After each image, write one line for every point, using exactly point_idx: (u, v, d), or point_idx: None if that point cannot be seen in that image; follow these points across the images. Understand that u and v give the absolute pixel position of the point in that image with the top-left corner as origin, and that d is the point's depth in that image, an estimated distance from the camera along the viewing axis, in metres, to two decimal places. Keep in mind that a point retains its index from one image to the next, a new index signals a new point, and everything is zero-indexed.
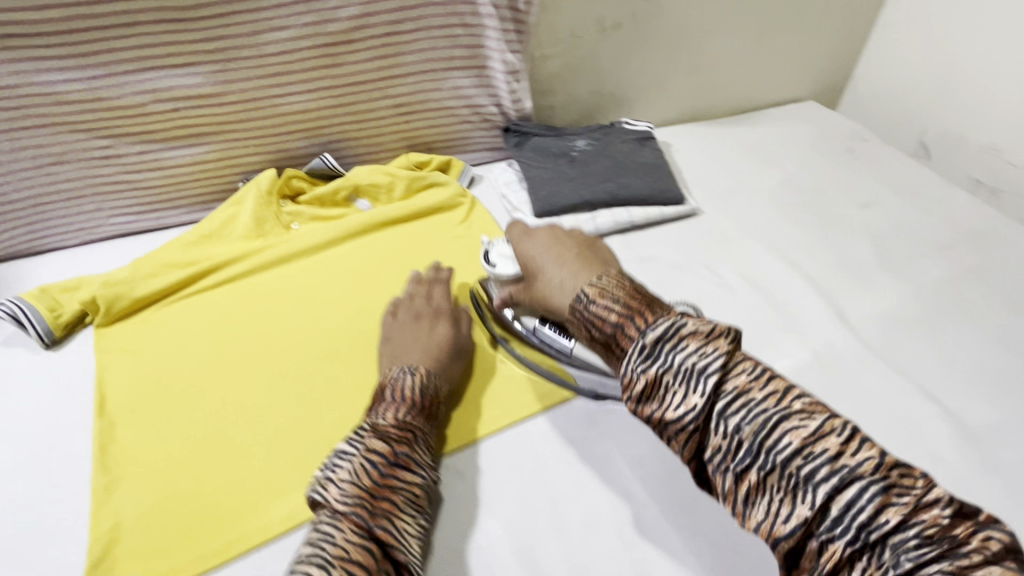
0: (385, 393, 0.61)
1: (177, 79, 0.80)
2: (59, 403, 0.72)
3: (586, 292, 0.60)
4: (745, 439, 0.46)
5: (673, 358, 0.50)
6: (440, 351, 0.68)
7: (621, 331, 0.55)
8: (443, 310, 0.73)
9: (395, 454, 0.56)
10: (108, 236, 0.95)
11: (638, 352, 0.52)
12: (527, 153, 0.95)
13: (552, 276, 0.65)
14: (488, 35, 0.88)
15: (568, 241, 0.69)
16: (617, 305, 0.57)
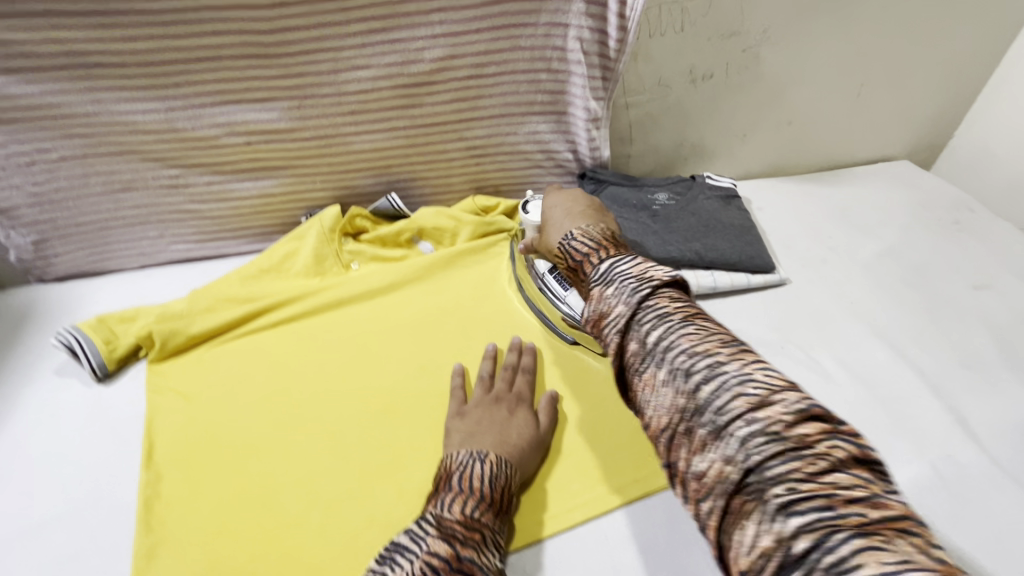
0: (452, 479, 0.57)
1: (254, 114, 0.77)
2: (106, 444, 0.68)
3: (573, 231, 0.64)
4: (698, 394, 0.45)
5: (653, 332, 0.50)
6: (518, 442, 0.64)
7: (586, 261, 0.60)
8: (524, 397, 0.70)
9: (460, 559, 0.48)
10: (168, 261, 0.93)
11: (600, 276, 0.56)
12: (605, 204, 0.90)
13: (554, 221, 0.70)
14: (574, 82, 0.83)
15: (585, 203, 0.71)
16: (593, 243, 0.61)
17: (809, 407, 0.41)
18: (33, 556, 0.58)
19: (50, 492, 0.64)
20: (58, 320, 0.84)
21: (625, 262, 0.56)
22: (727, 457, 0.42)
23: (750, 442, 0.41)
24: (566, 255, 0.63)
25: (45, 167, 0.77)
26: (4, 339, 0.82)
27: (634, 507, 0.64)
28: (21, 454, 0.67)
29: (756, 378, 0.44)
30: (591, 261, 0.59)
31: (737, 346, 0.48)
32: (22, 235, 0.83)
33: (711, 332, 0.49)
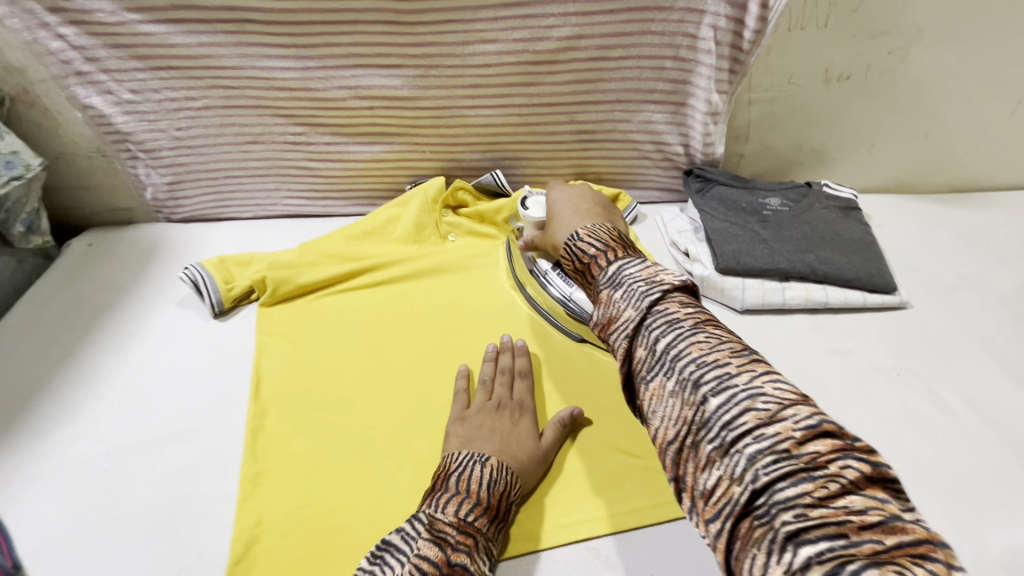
0: (450, 479, 0.55)
1: (381, 80, 0.80)
2: (219, 374, 0.73)
3: (579, 231, 0.61)
4: (725, 452, 0.40)
5: (653, 331, 0.48)
6: (520, 449, 0.61)
7: (595, 264, 0.57)
8: (527, 405, 0.67)
9: (451, 564, 0.48)
10: (279, 214, 0.98)
11: (608, 280, 0.53)
12: (711, 203, 0.86)
13: (563, 219, 0.69)
14: (700, 73, 0.80)
15: (591, 199, 0.72)
16: (599, 244, 0.58)
17: (818, 423, 0.38)
18: (152, 465, 0.63)
19: (169, 411, 0.69)
20: (181, 257, 0.92)
21: (646, 276, 0.52)
22: (736, 475, 0.39)
23: (759, 461, 0.38)
24: (573, 258, 0.60)
25: (188, 114, 0.83)
26: (136, 268, 0.90)
27: None
28: (145, 373, 0.74)
29: (766, 393, 0.40)
30: (597, 264, 0.56)
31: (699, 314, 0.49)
32: (159, 174, 0.91)
33: (720, 344, 0.45)
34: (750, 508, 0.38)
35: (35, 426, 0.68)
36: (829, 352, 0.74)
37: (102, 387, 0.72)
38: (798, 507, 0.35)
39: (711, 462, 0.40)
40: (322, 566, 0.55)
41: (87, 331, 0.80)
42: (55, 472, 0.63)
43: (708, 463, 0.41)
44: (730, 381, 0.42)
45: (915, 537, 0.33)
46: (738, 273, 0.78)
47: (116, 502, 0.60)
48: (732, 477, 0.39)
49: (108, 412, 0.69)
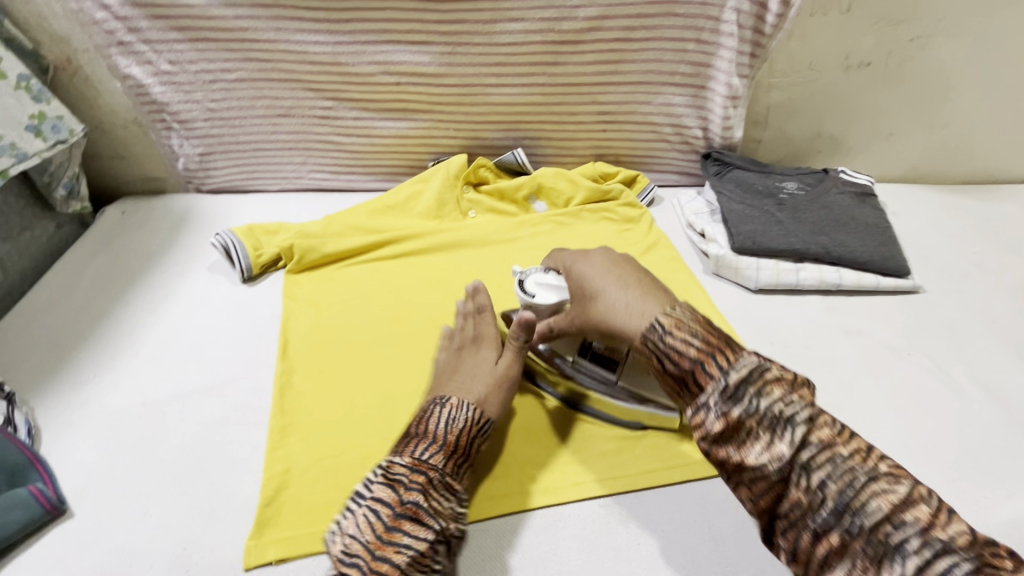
0: (411, 424, 0.58)
1: (409, 56, 0.82)
2: (249, 334, 0.77)
3: (660, 321, 0.51)
4: (829, 497, 0.41)
5: (756, 400, 0.45)
6: (481, 380, 0.62)
7: (701, 370, 0.47)
8: (488, 337, 0.68)
9: (402, 503, 0.51)
10: (304, 188, 1.01)
11: (722, 394, 0.46)
12: (728, 185, 0.88)
13: (613, 299, 0.57)
14: (722, 56, 0.81)
15: (631, 266, 0.61)
16: (697, 342, 0.48)
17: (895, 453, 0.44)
18: (186, 416, 0.67)
19: (201, 368, 0.72)
20: (211, 226, 0.95)
21: (762, 381, 0.45)
22: (840, 506, 0.41)
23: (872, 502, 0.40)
24: (665, 360, 0.49)
25: (223, 86, 0.86)
26: (168, 235, 0.93)
27: None
28: (178, 332, 0.77)
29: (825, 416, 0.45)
30: (706, 371, 0.47)
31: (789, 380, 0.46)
32: (192, 145, 0.94)
33: (782, 372, 0.47)
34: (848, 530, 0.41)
35: (74, 377, 0.71)
36: (841, 331, 0.75)
37: (136, 345, 0.75)
38: (907, 527, 0.39)
39: (802, 492, 0.43)
40: None
41: (122, 292, 0.83)
42: (93, 420, 0.66)
43: (812, 511, 0.42)
44: (797, 408, 0.44)
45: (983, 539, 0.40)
46: (753, 252, 0.80)
47: (152, 449, 0.63)
48: (825, 499, 0.42)
49: (143, 367, 0.72)
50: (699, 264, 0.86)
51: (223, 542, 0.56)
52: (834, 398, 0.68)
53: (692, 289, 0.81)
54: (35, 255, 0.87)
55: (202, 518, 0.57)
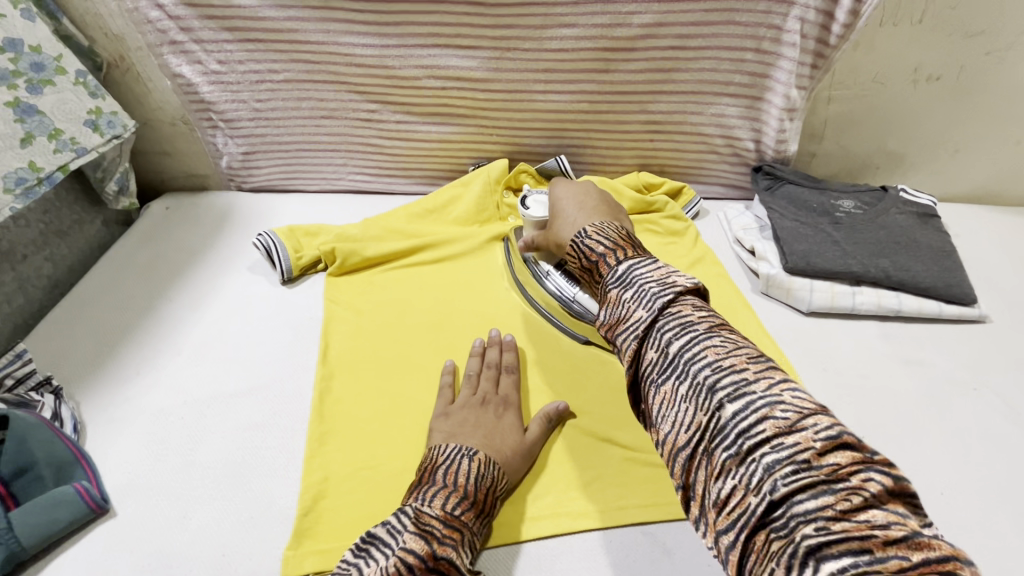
0: (437, 473, 0.54)
1: (456, 60, 0.81)
2: (289, 336, 0.76)
3: (586, 230, 0.60)
4: (746, 464, 0.37)
5: (664, 334, 0.46)
6: (505, 442, 0.60)
7: (602, 263, 0.56)
8: (512, 400, 0.66)
9: (435, 558, 0.46)
10: (343, 189, 1.01)
11: (616, 277, 0.53)
12: (780, 201, 0.84)
13: (569, 218, 0.67)
14: (782, 67, 0.78)
15: (595, 195, 0.70)
16: (607, 243, 0.57)
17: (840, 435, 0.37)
18: (226, 416, 0.67)
19: (240, 369, 0.72)
20: (252, 224, 0.95)
21: (642, 264, 0.53)
22: (754, 487, 0.37)
23: (778, 471, 0.36)
24: (579, 256, 0.59)
25: (270, 86, 0.86)
26: (209, 232, 0.94)
27: None
28: (219, 331, 0.77)
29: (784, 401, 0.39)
30: (606, 262, 0.55)
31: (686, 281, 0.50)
32: (236, 144, 0.95)
33: (739, 349, 0.44)
34: (766, 520, 0.36)
35: (118, 372, 0.72)
36: (898, 360, 0.72)
37: (178, 342, 0.76)
38: (818, 521, 0.33)
39: (728, 470, 0.38)
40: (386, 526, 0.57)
41: (166, 288, 0.84)
42: (135, 418, 0.67)
43: (727, 476, 0.38)
44: (743, 377, 0.41)
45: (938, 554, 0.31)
46: (807, 273, 0.76)
47: (193, 451, 0.63)
48: (749, 486, 0.37)
49: (184, 365, 0.73)
50: (746, 282, 0.83)
51: (261, 548, 0.56)
52: (892, 433, 0.65)
53: (740, 307, 0.78)
54: (83, 249, 0.89)
55: (240, 524, 0.57)
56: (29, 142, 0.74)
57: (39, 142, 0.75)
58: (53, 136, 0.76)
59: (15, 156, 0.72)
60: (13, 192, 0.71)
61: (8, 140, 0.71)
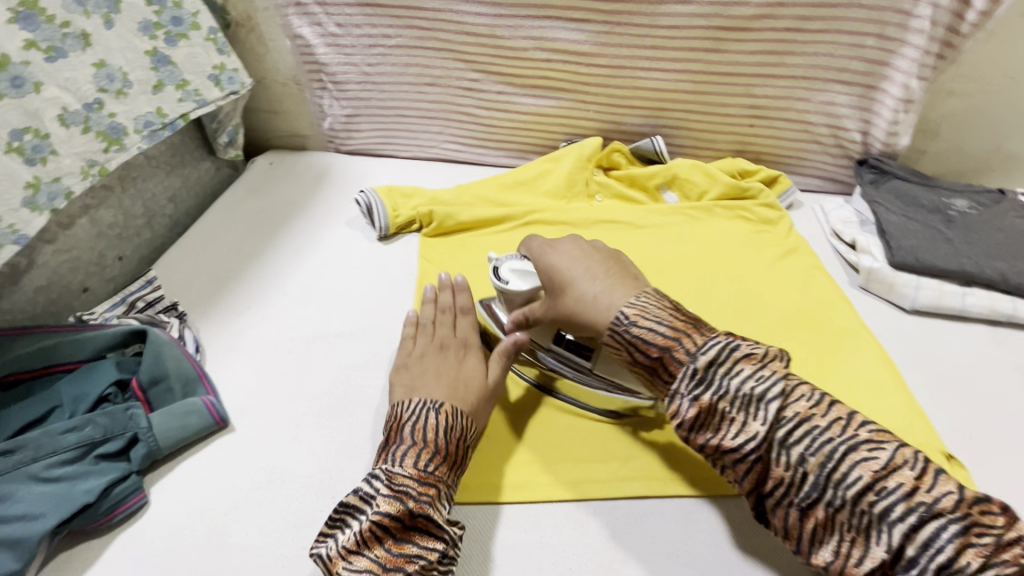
0: (404, 431, 0.54)
1: (566, 33, 0.82)
2: (387, 287, 0.80)
3: (626, 312, 0.52)
4: (810, 471, 0.44)
5: (724, 382, 0.47)
6: (465, 387, 0.59)
7: (670, 356, 0.49)
8: (471, 341, 0.66)
9: (412, 516, 0.49)
10: (435, 157, 1.04)
11: (692, 380, 0.48)
12: (886, 196, 0.81)
13: (583, 291, 0.57)
14: (905, 55, 0.75)
15: (597, 254, 0.61)
16: (664, 330, 0.50)
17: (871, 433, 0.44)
18: (329, 355, 0.71)
19: (340, 316, 0.76)
20: (349, 183, 0.99)
21: (728, 360, 0.47)
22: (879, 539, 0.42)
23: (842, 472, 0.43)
24: (637, 351, 0.51)
25: (381, 51, 0.90)
26: (309, 187, 0.99)
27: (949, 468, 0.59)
28: (321, 278, 0.82)
29: (867, 441, 0.44)
30: (676, 358, 0.49)
31: (755, 355, 0.48)
32: (341, 106, 0.99)
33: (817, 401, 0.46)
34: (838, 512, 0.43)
35: (231, 306, 0.77)
36: (1012, 369, 0.68)
37: (284, 286, 0.81)
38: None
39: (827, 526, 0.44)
40: (494, 465, 0.60)
41: (270, 236, 0.89)
42: (250, 347, 0.72)
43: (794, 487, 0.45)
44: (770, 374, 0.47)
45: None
46: (913, 270, 0.74)
47: (299, 383, 0.68)
48: (871, 539, 0.42)
49: (289, 307, 0.77)
50: (844, 275, 0.81)
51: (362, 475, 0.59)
52: (1001, 442, 0.62)
53: (834, 299, 0.76)
54: (199, 195, 0.96)
55: (344, 454, 0.61)
56: (159, 89, 0.76)
57: (168, 91, 0.78)
58: (181, 86, 0.79)
59: (147, 100, 0.75)
60: (141, 133, 0.74)
61: (142, 85, 0.74)
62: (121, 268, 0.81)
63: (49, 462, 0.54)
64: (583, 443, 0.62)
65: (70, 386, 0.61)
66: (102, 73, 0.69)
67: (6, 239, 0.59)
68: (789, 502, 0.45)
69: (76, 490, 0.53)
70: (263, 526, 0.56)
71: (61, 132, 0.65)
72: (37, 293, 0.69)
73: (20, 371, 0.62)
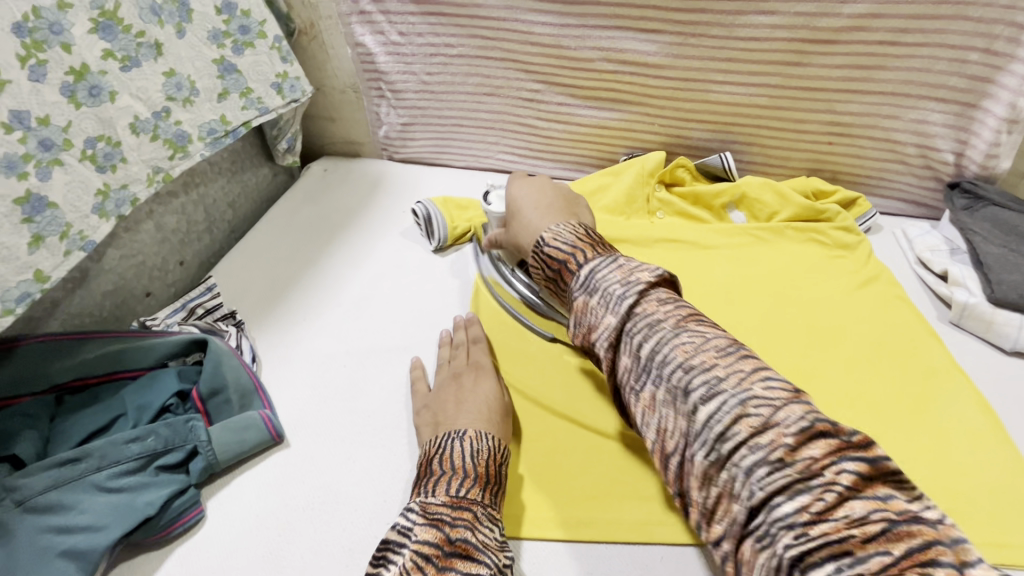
0: (433, 464, 0.53)
1: (635, 44, 0.79)
2: (441, 302, 0.79)
3: (543, 234, 0.57)
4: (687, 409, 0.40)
5: (593, 278, 0.50)
6: (490, 411, 0.59)
7: (566, 269, 0.54)
8: (484, 364, 0.65)
9: (450, 541, 0.44)
10: (489, 167, 1.01)
11: (581, 285, 0.50)
12: (983, 224, 0.74)
13: (525, 219, 0.64)
14: (1014, 71, 0.68)
15: (549, 194, 0.68)
16: (568, 245, 0.54)
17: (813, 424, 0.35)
18: (382, 372, 0.69)
19: (393, 330, 0.75)
20: (403, 192, 0.98)
21: (605, 265, 0.50)
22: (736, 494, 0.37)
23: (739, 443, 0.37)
24: (541, 264, 0.57)
25: (442, 60, 0.89)
26: (364, 195, 0.98)
27: None
28: (374, 289, 0.81)
29: (757, 397, 0.37)
30: (568, 269, 0.53)
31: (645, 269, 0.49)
32: (397, 114, 0.98)
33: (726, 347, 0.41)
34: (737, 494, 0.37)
35: (286, 315, 0.77)
36: None
37: (338, 297, 0.80)
38: (795, 528, 0.33)
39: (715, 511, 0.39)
40: (550, 503, 0.57)
41: (326, 243, 0.89)
42: (305, 359, 0.71)
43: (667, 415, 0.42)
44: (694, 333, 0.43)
45: (923, 541, 0.31)
46: (1018, 308, 0.67)
47: (353, 400, 0.66)
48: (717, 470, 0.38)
49: (344, 319, 0.76)
50: (932, 308, 0.74)
51: None
52: None
53: (921, 333, 0.70)
54: (257, 200, 0.97)
55: (400, 476, 0.59)
56: (223, 97, 0.76)
57: (232, 99, 0.78)
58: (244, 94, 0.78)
59: (212, 108, 0.75)
60: (204, 141, 0.75)
61: (208, 93, 0.74)
62: (182, 273, 0.82)
63: (112, 472, 0.54)
64: (651, 480, 0.58)
65: (135, 394, 0.61)
66: (170, 82, 0.70)
67: (76, 245, 0.60)
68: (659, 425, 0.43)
69: (137, 503, 0.52)
70: (317, 549, 0.54)
71: (132, 140, 0.65)
72: (104, 298, 0.70)
73: (87, 375, 0.62)
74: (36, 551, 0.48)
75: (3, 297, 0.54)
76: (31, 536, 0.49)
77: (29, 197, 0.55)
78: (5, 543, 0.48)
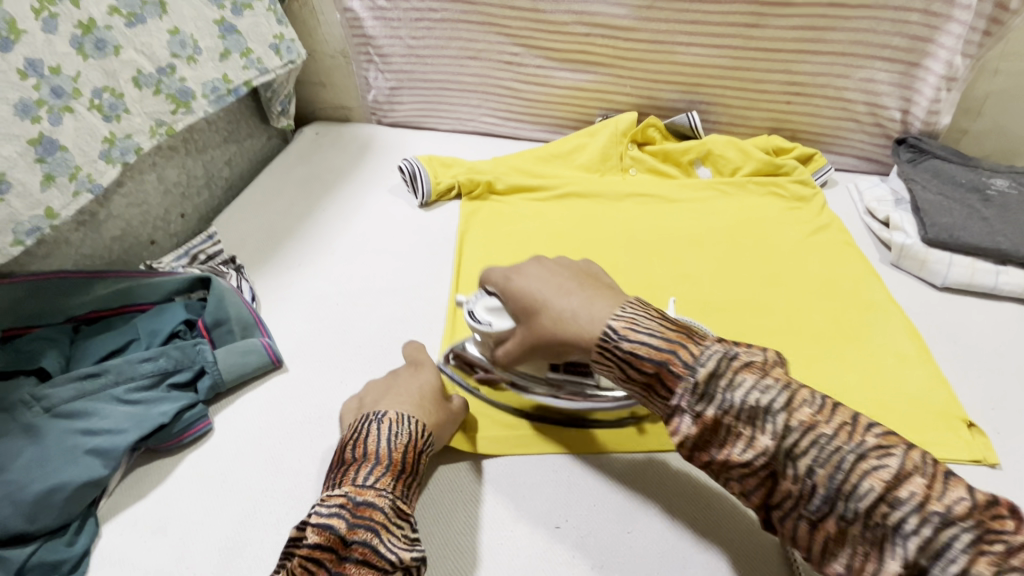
0: (350, 449, 0.51)
1: (607, 7, 0.84)
2: (424, 249, 0.85)
3: (614, 326, 0.46)
4: (818, 484, 0.39)
5: (725, 396, 0.41)
6: (422, 398, 0.57)
7: (667, 371, 0.43)
8: (423, 361, 0.63)
9: (347, 543, 0.44)
10: (473, 130, 1.07)
11: (691, 395, 0.42)
12: (924, 174, 0.81)
13: (557, 312, 0.50)
14: (949, 31, 0.75)
15: (565, 270, 0.54)
16: (656, 341, 0.44)
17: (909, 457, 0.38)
18: (371, 309, 0.76)
19: (383, 274, 0.81)
20: (392, 153, 1.03)
21: (721, 364, 0.42)
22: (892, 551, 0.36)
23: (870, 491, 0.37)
24: (623, 368, 0.46)
25: (427, 24, 0.94)
26: (354, 155, 1.03)
27: (957, 456, 0.59)
28: (363, 240, 0.87)
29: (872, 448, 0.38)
30: (673, 375, 0.43)
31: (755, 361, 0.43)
32: (385, 79, 1.03)
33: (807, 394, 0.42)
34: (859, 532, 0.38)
35: (281, 263, 0.83)
36: None
37: (332, 246, 0.86)
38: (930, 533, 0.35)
39: (828, 520, 0.39)
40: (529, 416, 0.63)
41: (318, 199, 0.94)
42: (300, 299, 0.77)
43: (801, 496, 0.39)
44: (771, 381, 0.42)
45: None
46: (948, 245, 0.75)
47: (345, 334, 0.73)
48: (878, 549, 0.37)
49: (337, 265, 0.82)
50: (875, 252, 0.82)
51: None
52: None
53: (865, 274, 0.77)
54: (252, 161, 1.02)
55: None
56: (226, 57, 0.81)
57: (234, 59, 0.82)
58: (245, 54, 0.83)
59: (214, 67, 0.80)
60: (208, 98, 0.79)
61: (210, 53, 0.79)
62: (183, 225, 0.87)
63: (128, 387, 0.60)
64: None
65: (146, 321, 0.67)
66: (175, 39, 0.74)
67: (85, 186, 0.65)
68: (795, 513, 0.40)
69: (151, 412, 0.59)
70: (313, 455, 0.61)
71: (133, 93, 0.70)
72: (112, 242, 0.76)
73: (101, 308, 0.68)
74: (67, 448, 0.55)
75: (15, 229, 0.59)
76: (59, 437, 0.55)
77: (42, 140, 0.60)
78: (38, 442, 0.55)
